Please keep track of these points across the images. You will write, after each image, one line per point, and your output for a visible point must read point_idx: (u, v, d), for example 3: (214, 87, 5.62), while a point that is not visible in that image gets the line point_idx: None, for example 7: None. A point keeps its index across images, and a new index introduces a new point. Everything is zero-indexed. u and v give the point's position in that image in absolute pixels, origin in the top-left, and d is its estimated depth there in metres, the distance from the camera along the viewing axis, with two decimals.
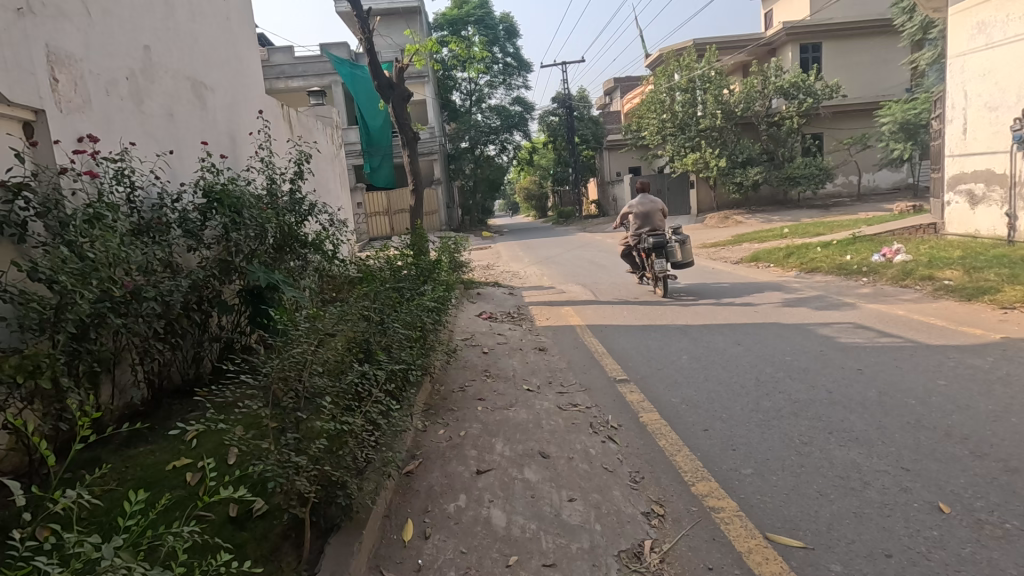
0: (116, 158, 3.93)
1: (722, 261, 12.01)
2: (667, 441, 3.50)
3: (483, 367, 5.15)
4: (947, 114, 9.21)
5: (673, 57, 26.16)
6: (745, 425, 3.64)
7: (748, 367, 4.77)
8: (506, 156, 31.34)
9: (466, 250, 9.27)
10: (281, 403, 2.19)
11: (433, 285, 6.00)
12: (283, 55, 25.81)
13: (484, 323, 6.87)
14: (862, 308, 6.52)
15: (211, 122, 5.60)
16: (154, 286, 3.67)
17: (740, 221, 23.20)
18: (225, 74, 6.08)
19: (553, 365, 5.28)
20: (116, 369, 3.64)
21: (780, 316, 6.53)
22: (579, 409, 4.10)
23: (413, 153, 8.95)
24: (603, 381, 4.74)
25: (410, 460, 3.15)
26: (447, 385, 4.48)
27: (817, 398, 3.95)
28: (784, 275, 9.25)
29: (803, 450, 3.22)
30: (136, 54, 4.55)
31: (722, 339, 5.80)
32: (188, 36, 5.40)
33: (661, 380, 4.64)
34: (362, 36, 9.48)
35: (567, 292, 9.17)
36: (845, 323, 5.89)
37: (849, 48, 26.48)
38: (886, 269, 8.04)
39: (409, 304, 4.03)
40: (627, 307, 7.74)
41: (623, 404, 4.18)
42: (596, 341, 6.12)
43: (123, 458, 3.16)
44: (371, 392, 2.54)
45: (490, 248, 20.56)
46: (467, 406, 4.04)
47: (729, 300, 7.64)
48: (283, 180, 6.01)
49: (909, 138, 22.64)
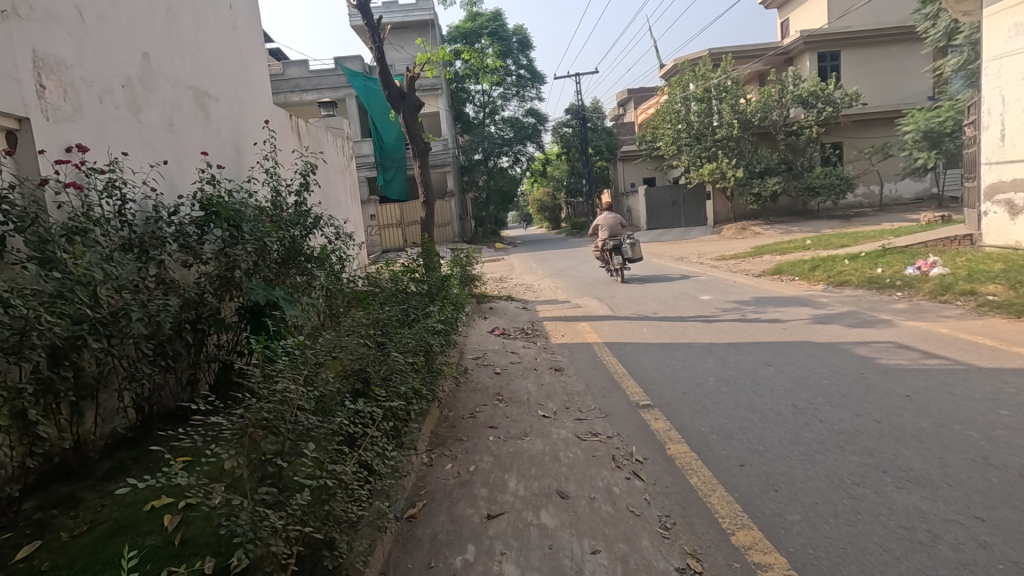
0: (107, 169, 3.71)
1: (743, 273, 11.61)
2: (700, 478, 3.14)
3: (495, 390, 4.83)
4: (983, 120, 8.78)
5: (688, 66, 25.87)
6: (787, 460, 3.26)
7: (782, 392, 4.39)
8: (519, 168, 31.16)
9: (478, 263, 9.02)
10: (259, 448, 1.89)
11: (441, 302, 5.71)
12: (298, 69, 25.98)
13: (496, 341, 6.55)
14: (900, 325, 6.11)
15: (214, 133, 5.40)
16: (142, 306, 3.42)
17: (757, 232, 22.73)
18: (231, 83, 5.89)
19: (570, 387, 4.94)
20: (102, 394, 3.40)
21: (813, 334, 6.13)
22: (599, 440, 3.76)
23: (424, 163, 8.72)
24: (624, 407, 4.39)
25: (412, 503, 2.84)
26: (456, 411, 4.17)
27: (865, 429, 3.57)
28: (811, 288, 8.85)
29: (856, 493, 2.85)
30: (135, 62, 4.36)
31: (750, 358, 5.42)
32: (192, 45, 5.22)
33: (688, 405, 4.28)
34: (373, 45, 9.32)
35: (582, 306, 8.84)
36: (885, 342, 5.49)
37: (869, 56, 26.02)
38: (922, 283, 7.61)
39: (415, 325, 3.73)
40: (646, 322, 7.39)
41: (648, 433, 3.84)
42: (615, 360, 5.77)
43: (98, 497, 2.88)
44: (366, 432, 2.24)
45: (503, 260, 20.30)
46: (477, 435, 3.72)
47: (755, 316, 7.26)
48: (288, 192, 5.79)
49: (933, 146, 21.94)
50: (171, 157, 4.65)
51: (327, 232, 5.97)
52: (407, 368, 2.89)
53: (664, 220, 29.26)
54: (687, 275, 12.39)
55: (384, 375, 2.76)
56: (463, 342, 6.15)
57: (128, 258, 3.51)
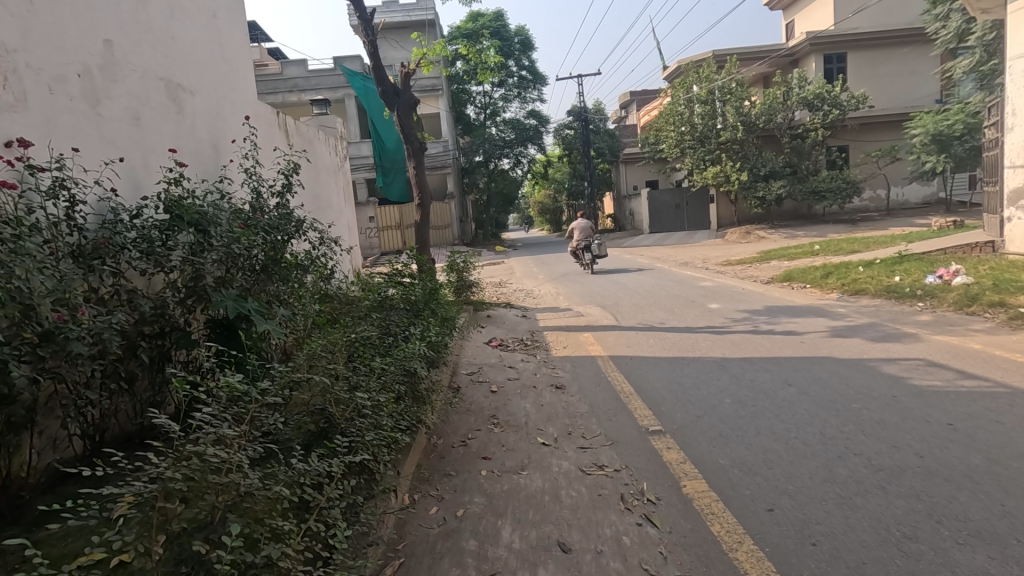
0: (53, 167, 3.31)
1: (751, 280, 11.21)
2: (723, 526, 2.72)
3: (490, 412, 4.42)
4: (1007, 122, 8.35)
5: (692, 68, 25.54)
6: (822, 504, 2.84)
7: (808, 417, 3.96)
8: (520, 170, 30.74)
9: (476, 269, 8.58)
10: (175, 525, 1.49)
11: (431, 316, 5.32)
12: (296, 68, 25.63)
13: (494, 353, 6.14)
14: (928, 339, 5.69)
15: (188, 129, 5.00)
16: (85, 322, 3.01)
17: (762, 236, 22.35)
18: (209, 77, 5.49)
19: (572, 408, 4.52)
20: (38, 422, 3.00)
21: (833, 348, 5.70)
22: (605, 474, 3.33)
23: (419, 164, 8.27)
24: (632, 433, 3.97)
25: (387, 559, 2.44)
26: (446, 438, 3.78)
27: (909, 465, 3.14)
28: (825, 297, 8.45)
29: (909, 549, 2.43)
30: (96, 49, 3.95)
31: (768, 376, 4.99)
32: (164, 33, 4.82)
33: (703, 432, 3.85)
34: (366, 40, 8.92)
35: (584, 314, 8.43)
36: (914, 359, 5.07)
37: (876, 58, 25.62)
38: (945, 293, 7.20)
39: (396, 345, 3.33)
40: (653, 334, 6.97)
41: (661, 466, 3.42)
42: (621, 377, 5.35)
43: (27, 542, 2.49)
44: (321, 493, 1.83)
45: (504, 264, 19.94)
46: (468, 470, 3.31)
47: (769, 327, 6.82)
48: (269, 194, 5.40)
49: (942, 150, 21.45)
50: (135, 154, 4.24)
51: (311, 237, 5.56)
52: (380, 401, 2.48)
53: (667, 224, 28.88)
54: (692, 280, 12.00)
55: (351, 410, 2.34)
56: (458, 356, 5.73)
57: (71, 269, 3.11)
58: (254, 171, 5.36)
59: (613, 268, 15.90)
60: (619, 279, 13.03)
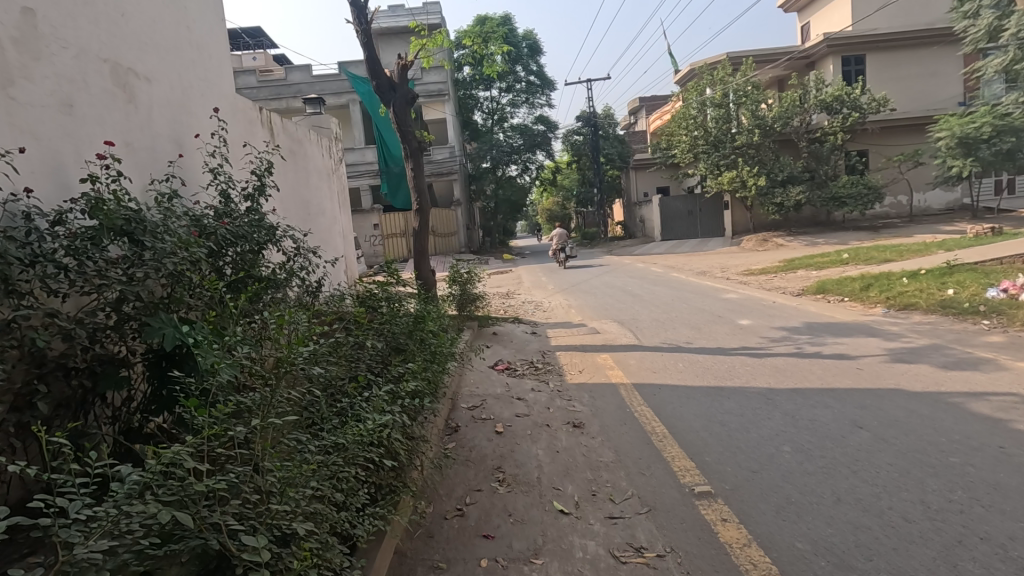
0: None
1: (779, 291, 10.38)
2: None
3: (495, 462, 3.60)
4: None
5: (706, 71, 24.80)
6: None
7: (897, 475, 3.13)
8: (528, 177, 29.87)
9: (481, 282, 7.76)
10: None
11: (429, 339, 4.52)
12: (301, 74, 25.18)
13: (501, 381, 5.33)
14: (1012, 367, 4.83)
15: (140, 122, 4.28)
16: None
17: (780, 244, 21.45)
18: (171, 63, 4.77)
19: (593, 457, 3.70)
20: None
21: (901, 376, 4.83)
22: (645, 563, 2.52)
23: (418, 165, 7.49)
24: (674, 496, 3.14)
25: None
26: (437, 507, 3.01)
27: None
28: (870, 312, 7.62)
29: None
30: (11, 20, 3.22)
31: (829, 414, 4.15)
32: (111, 8, 4.07)
33: (766, 499, 3.02)
34: (360, 28, 8.15)
35: (601, 331, 7.64)
36: (1006, 394, 4.20)
37: (897, 59, 24.68)
38: (1014, 310, 6.34)
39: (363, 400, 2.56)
40: (681, 356, 6.14)
41: (719, 552, 2.58)
42: (650, 412, 4.52)
43: None
44: None
45: (511, 273, 19.17)
46: (460, 562, 2.54)
47: (815, 349, 5.97)
48: (239, 198, 4.66)
49: (968, 153, 20.44)
50: (64, 147, 3.50)
51: (286, 247, 4.83)
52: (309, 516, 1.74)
53: (679, 231, 28.06)
54: (714, 291, 11.15)
55: (256, 539, 1.59)
56: (456, 387, 4.92)
57: None
58: (220, 171, 4.64)
59: (624, 278, 15.11)
60: (633, 290, 12.25)
